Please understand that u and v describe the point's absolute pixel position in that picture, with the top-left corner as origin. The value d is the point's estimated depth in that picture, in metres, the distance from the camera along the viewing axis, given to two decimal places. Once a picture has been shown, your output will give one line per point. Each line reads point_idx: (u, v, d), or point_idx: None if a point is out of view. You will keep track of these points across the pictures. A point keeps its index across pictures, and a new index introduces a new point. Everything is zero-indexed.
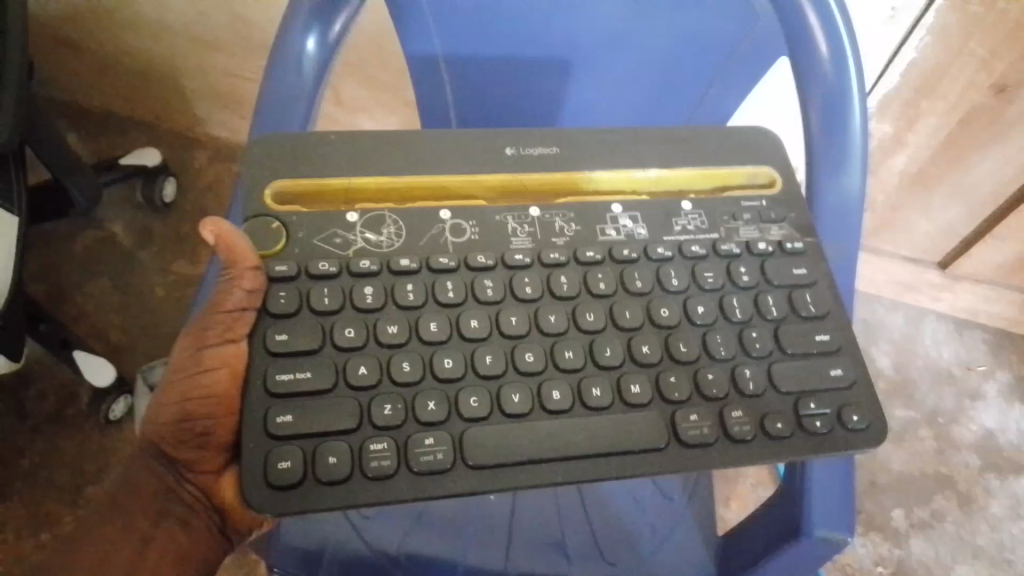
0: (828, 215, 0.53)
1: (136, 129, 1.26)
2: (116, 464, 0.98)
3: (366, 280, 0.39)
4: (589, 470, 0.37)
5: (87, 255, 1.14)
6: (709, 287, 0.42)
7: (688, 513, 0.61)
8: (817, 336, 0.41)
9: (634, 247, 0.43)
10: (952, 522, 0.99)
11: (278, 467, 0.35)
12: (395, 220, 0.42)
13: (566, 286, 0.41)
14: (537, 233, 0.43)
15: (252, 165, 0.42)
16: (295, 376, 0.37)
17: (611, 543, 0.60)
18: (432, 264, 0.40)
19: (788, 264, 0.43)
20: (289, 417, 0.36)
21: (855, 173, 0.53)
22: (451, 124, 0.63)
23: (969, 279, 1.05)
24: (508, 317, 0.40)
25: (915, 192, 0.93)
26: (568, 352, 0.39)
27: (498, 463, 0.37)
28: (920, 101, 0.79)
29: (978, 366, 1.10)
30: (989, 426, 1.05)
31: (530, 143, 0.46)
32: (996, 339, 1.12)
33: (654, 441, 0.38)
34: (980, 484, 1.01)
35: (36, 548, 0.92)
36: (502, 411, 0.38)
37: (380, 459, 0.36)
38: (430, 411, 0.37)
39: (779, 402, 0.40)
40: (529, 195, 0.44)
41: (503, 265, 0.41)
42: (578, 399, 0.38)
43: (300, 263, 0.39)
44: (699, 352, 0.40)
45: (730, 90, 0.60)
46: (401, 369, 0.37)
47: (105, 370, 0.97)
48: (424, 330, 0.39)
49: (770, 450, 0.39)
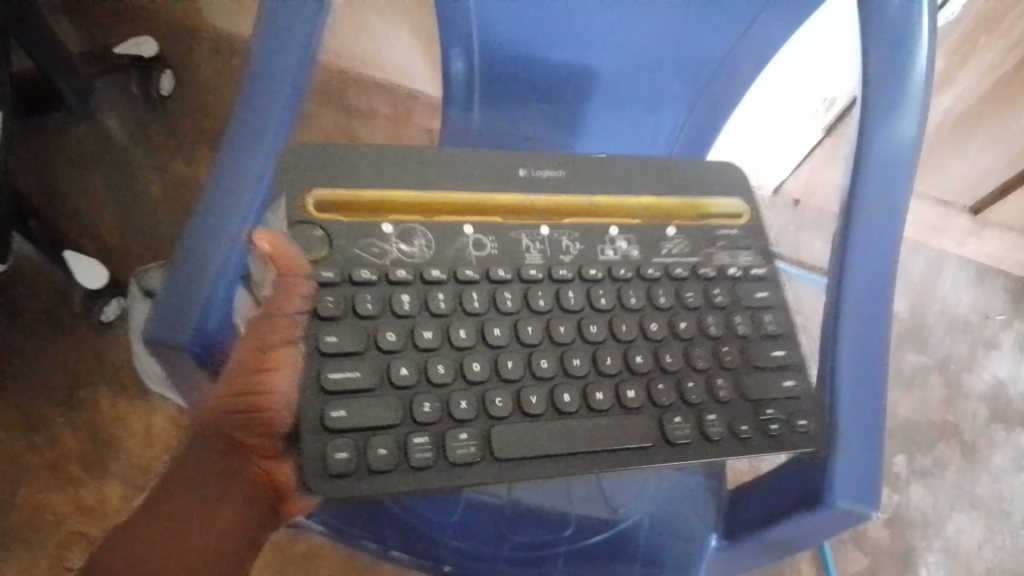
0: (875, 165, 0.49)
1: (131, 17, 1.19)
2: (110, 369, 0.96)
3: (401, 287, 0.43)
4: (593, 464, 0.42)
5: (79, 147, 1.09)
6: (690, 305, 0.47)
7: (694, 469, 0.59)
8: (775, 352, 0.47)
9: (629, 267, 0.48)
10: (954, 471, 0.98)
11: (335, 457, 0.39)
12: (424, 233, 0.45)
13: (572, 300, 0.46)
14: (546, 250, 0.47)
15: (296, 177, 0.45)
16: (346, 375, 0.40)
17: (615, 487, 0.58)
18: (459, 276, 0.45)
19: (753, 288, 0.49)
20: (343, 412, 0.39)
21: (911, 117, 0.49)
22: (476, 43, 0.58)
23: (998, 226, 1.01)
24: (525, 326, 0.44)
25: (957, 132, 0.87)
26: (575, 359, 0.44)
27: (522, 457, 0.41)
28: (979, 38, 0.75)
29: (996, 316, 1.07)
30: (1001, 376, 1.03)
31: (539, 166, 0.50)
32: (1018, 287, 1.09)
33: (644, 441, 0.43)
34: (986, 434, 1.00)
35: (27, 449, 0.91)
36: (522, 411, 0.42)
37: (423, 451, 0.40)
38: (462, 410, 0.41)
39: (744, 407, 0.45)
40: (535, 214, 0.49)
41: (519, 278, 0.46)
42: (584, 403, 0.43)
43: (343, 270, 0.43)
44: (683, 363, 0.46)
45: (780, 16, 0.55)
46: (437, 371, 0.42)
47: (98, 271, 0.94)
48: (453, 335, 0.43)
49: (740, 450, 0.44)
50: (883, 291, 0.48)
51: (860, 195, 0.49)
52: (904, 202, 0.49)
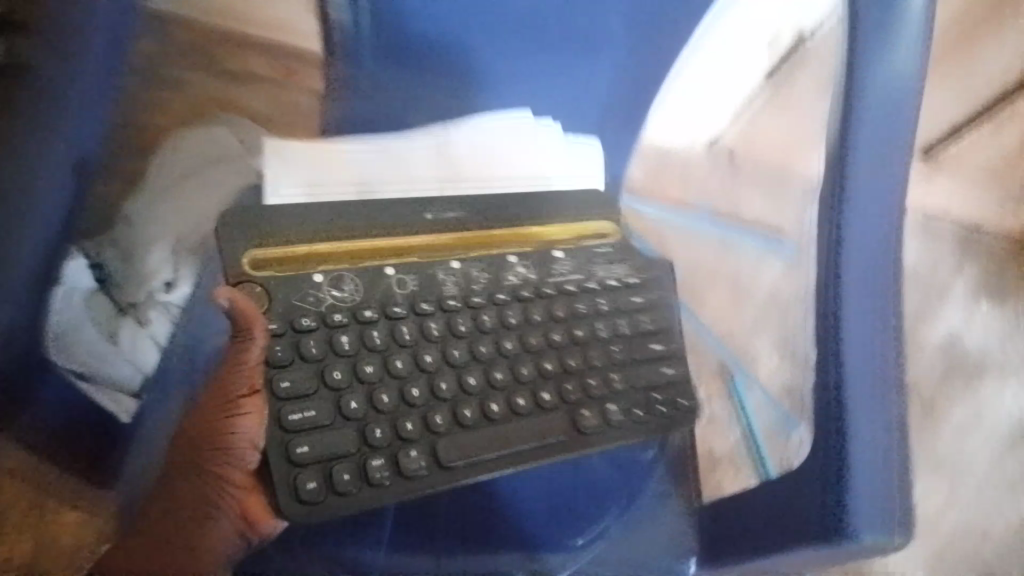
0: (868, 154, 0.41)
1: None
2: None
3: (340, 328, 0.40)
4: (531, 458, 0.43)
5: None
6: (583, 313, 0.46)
7: (658, 471, 0.50)
8: (653, 343, 0.48)
9: (530, 288, 0.46)
10: (914, 432, 0.94)
11: (307, 486, 0.37)
12: (352, 277, 0.42)
13: (487, 322, 0.44)
14: (460, 282, 0.44)
15: (227, 233, 0.41)
16: (305, 415, 0.38)
17: (565, 521, 0.48)
18: (389, 313, 0.41)
19: (630, 292, 0.48)
20: (306, 447, 0.38)
21: (908, 46, 0.40)
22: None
23: (949, 168, 0.97)
24: (451, 351, 0.42)
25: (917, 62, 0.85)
26: (497, 373, 0.43)
27: (469, 461, 0.41)
28: None
29: (947, 264, 1.02)
30: (955, 328, 1.00)
31: (442, 205, 0.47)
32: (967, 230, 1.04)
33: (561, 435, 0.43)
34: (943, 391, 0.96)
35: None
36: (461, 424, 0.41)
37: (382, 469, 0.39)
38: (409, 429, 0.40)
39: (636, 395, 0.46)
40: (442, 250, 0.45)
41: (441, 309, 0.43)
42: (509, 410, 0.43)
43: (285, 320, 0.39)
44: (583, 365, 0.45)
45: None
46: (383, 399, 0.40)
47: None
48: (393, 367, 0.40)
49: (656, 424, 0.46)
50: (888, 283, 0.40)
51: (857, 146, 0.41)
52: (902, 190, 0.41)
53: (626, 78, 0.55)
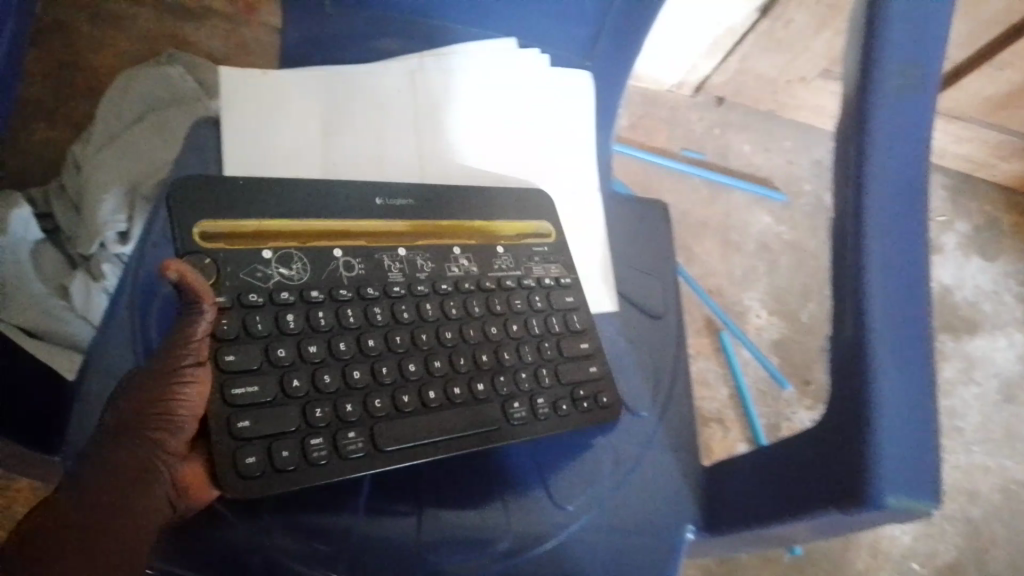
0: (893, 80, 0.36)
1: None
2: None
3: (287, 306, 0.37)
4: (468, 444, 0.39)
5: None
6: (519, 309, 0.44)
7: (658, 438, 0.47)
8: (583, 344, 0.45)
9: (471, 280, 0.43)
10: None
11: (245, 462, 0.34)
12: (302, 258, 0.39)
13: (429, 311, 0.41)
14: (404, 269, 0.41)
15: (176, 204, 0.37)
16: (248, 391, 0.35)
17: (562, 485, 0.45)
18: (336, 294, 0.39)
19: (562, 292, 0.46)
20: (247, 423, 0.35)
21: None
22: None
23: (946, 117, 0.95)
24: (394, 337, 0.40)
25: None
26: (437, 362, 0.40)
27: (407, 446, 0.38)
28: None
29: (939, 217, 1.01)
30: (947, 282, 0.99)
31: (397, 192, 0.44)
32: (957, 183, 1.04)
33: (491, 424, 0.40)
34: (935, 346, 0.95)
35: None
36: (399, 410, 0.38)
37: (320, 450, 0.36)
38: (349, 412, 0.37)
39: (562, 391, 0.43)
40: (386, 235, 0.42)
41: (385, 293, 0.40)
42: (446, 399, 0.40)
43: (235, 293, 0.36)
44: (517, 360, 0.42)
45: None
46: (325, 379, 0.37)
47: None
48: (336, 348, 0.38)
49: (597, 416, 0.44)
50: (917, 223, 0.35)
51: (886, 63, 0.36)
52: (931, 116, 0.37)
53: (602, 35, 0.52)
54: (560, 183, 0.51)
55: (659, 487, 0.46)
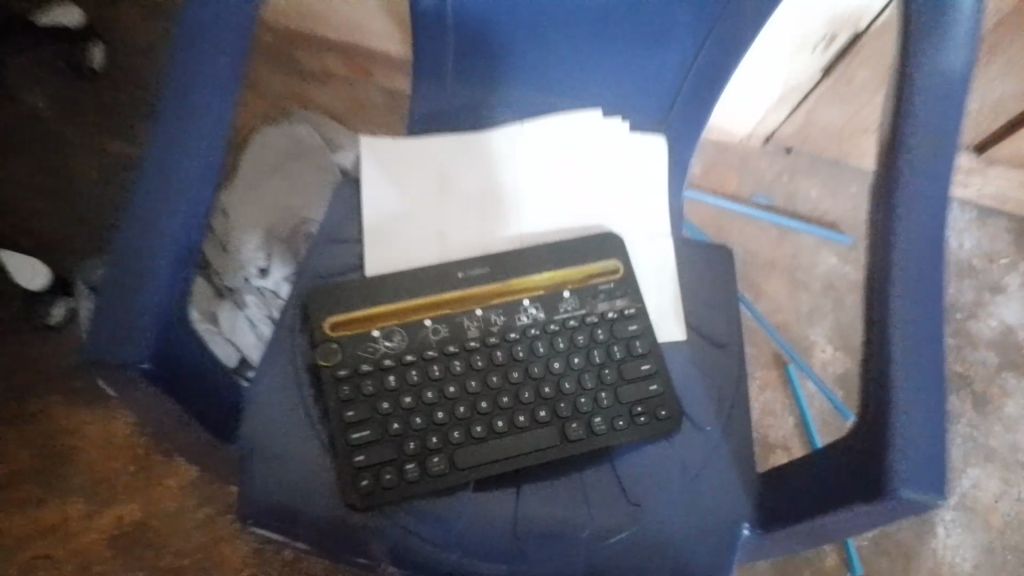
0: (918, 152, 0.44)
1: None
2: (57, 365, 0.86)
3: (389, 370, 0.51)
4: (531, 460, 0.51)
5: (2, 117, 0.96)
6: (581, 344, 0.53)
7: (722, 448, 0.54)
8: (642, 366, 0.53)
9: (538, 327, 0.53)
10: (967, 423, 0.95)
11: (362, 483, 0.50)
12: (401, 332, 0.52)
13: (499, 356, 0.52)
14: (480, 326, 0.53)
15: (311, 308, 0.53)
16: (361, 435, 0.50)
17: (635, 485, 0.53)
18: (425, 355, 0.52)
19: (624, 322, 0.54)
20: (362, 457, 0.50)
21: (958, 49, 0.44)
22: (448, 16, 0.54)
23: None
24: (469, 381, 0.52)
25: None
26: (504, 397, 0.52)
27: (481, 464, 0.51)
28: None
29: (1001, 259, 1.01)
30: (1011, 322, 0.99)
31: (473, 263, 0.55)
32: None
33: (552, 441, 0.51)
34: (997, 383, 0.97)
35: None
36: (473, 437, 0.51)
37: (412, 470, 0.50)
38: (434, 441, 0.51)
39: (619, 409, 0.53)
40: (469, 299, 0.54)
41: (462, 347, 0.52)
42: (512, 425, 0.52)
43: (352, 364, 0.51)
44: (577, 387, 0.53)
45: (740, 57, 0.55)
46: (416, 421, 0.51)
47: (28, 267, 0.85)
48: (424, 396, 0.51)
49: (653, 428, 0.52)
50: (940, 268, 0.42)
51: (908, 138, 0.45)
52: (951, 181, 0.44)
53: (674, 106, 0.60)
54: (634, 229, 0.59)
55: (721, 489, 0.53)
